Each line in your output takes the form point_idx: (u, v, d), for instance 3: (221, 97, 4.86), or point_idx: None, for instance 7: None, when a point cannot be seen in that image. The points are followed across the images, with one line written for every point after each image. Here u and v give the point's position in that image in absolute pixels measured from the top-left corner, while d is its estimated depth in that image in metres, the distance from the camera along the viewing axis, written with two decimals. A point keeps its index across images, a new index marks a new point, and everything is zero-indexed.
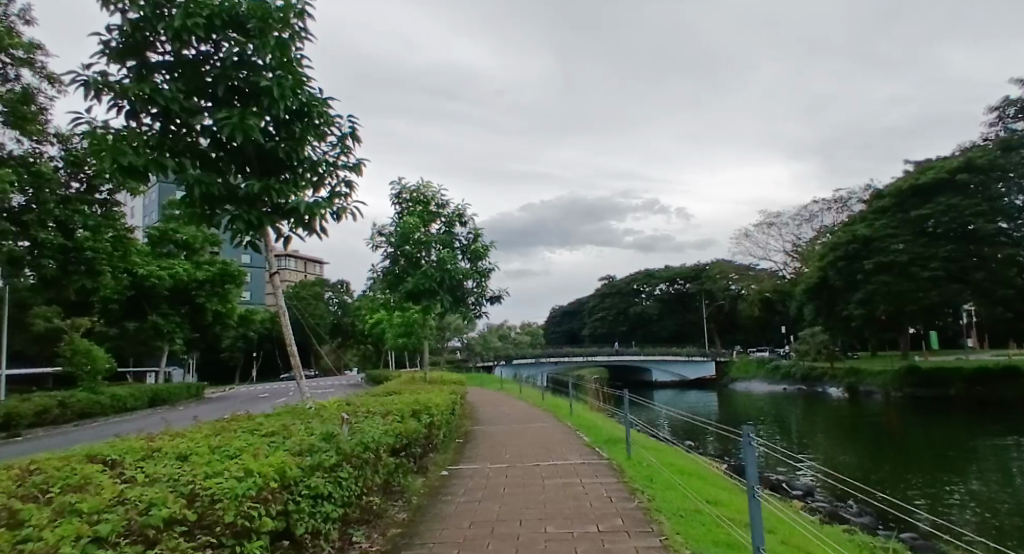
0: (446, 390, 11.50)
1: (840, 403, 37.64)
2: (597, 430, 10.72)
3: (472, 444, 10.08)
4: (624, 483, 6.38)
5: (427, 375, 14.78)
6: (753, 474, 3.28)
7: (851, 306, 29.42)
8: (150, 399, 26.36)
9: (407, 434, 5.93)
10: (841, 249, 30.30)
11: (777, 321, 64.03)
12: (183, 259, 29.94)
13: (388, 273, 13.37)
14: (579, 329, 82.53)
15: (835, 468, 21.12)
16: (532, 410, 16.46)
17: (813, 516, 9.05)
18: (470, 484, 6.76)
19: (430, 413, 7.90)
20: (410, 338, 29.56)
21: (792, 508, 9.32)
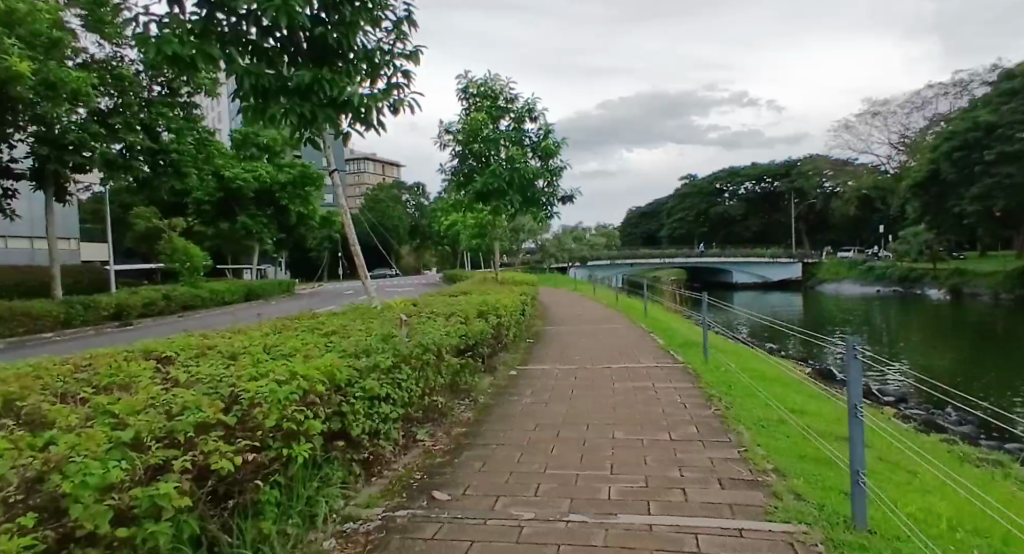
0: (517, 290, 11.35)
1: (940, 306, 35.18)
2: (672, 332, 10.35)
3: (542, 344, 10.00)
4: (699, 389, 6.04)
5: (498, 275, 14.71)
6: (856, 391, 2.80)
7: (964, 202, 26.68)
8: (245, 295, 28.22)
9: (471, 335, 5.78)
10: (958, 137, 27.11)
11: (874, 220, 59.64)
12: (266, 162, 30.84)
13: (456, 172, 12.97)
14: (657, 230, 80.49)
15: (930, 373, 19.95)
16: (604, 311, 16.26)
17: (906, 425, 8.45)
18: (538, 385, 6.64)
19: (497, 314, 7.74)
20: (485, 239, 29.70)
21: (882, 415, 8.72)
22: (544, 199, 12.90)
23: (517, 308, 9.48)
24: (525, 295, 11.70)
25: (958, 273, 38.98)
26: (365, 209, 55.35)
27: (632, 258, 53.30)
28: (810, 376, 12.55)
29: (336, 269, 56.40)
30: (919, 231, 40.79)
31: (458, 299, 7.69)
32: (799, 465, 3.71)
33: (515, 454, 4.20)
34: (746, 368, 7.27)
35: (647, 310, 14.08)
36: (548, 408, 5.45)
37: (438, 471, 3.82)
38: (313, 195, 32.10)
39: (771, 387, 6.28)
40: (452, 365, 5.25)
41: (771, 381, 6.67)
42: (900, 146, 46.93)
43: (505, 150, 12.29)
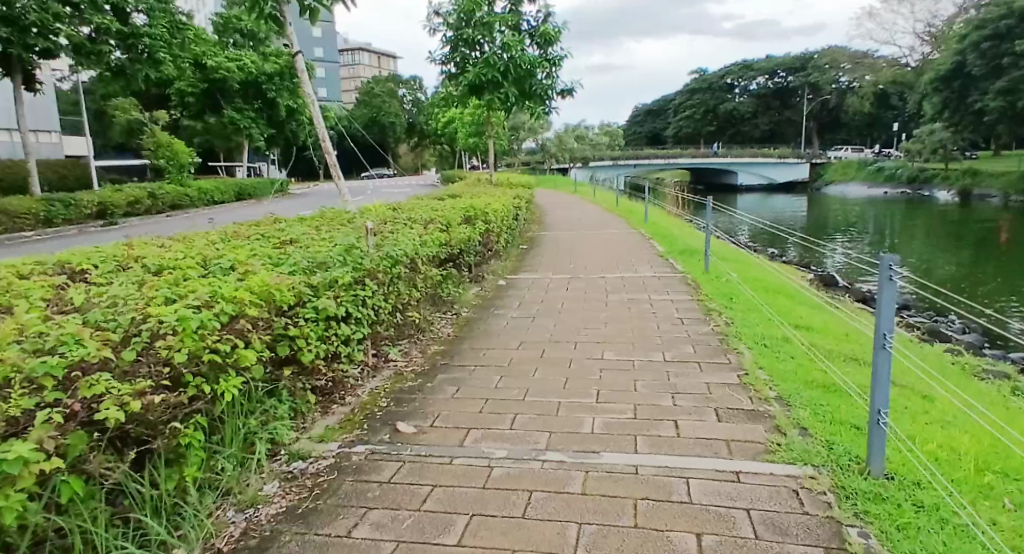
0: (511, 192, 10.78)
1: (947, 209, 34.49)
2: (672, 238, 9.90)
3: (536, 250, 9.59)
4: (697, 302, 5.67)
5: (493, 176, 14.04)
6: (889, 319, 2.34)
7: (987, 98, 25.35)
8: (236, 193, 27.54)
9: (453, 243, 5.32)
10: (990, 26, 25.30)
11: (888, 118, 57.48)
12: (250, 51, 29.07)
13: (447, 62, 11.90)
14: (662, 129, 78.01)
15: (931, 277, 19.74)
16: (604, 214, 15.71)
17: (908, 334, 8.19)
18: (526, 296, 6.29)
19: (485, 219, 7.25)
20: (482, 135, 28.54)
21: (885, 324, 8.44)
22: (542, 94, 11.94)
23: (510, 212, 8.97)
24: (520, 197, 11.14)
25: (970, 174, 37.91)
26: (360, 104, 53.20)
27: (636, 158, 51.83)
28: (813, 281, 12.25)
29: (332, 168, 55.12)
30: (935, 130, 39.27)
31: (444, 203, 7.17)
32: (804, 392, 3.33)
33: (494, 377, 3.84)
34: (748, 277, 6.88)
35: (647, 213, 13.57)
36: (535, 323, 5.10)
37: (406, 396, 3.48)
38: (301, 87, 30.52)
39: (775, 299, 5.89)
40: (431, 277, 4.84)
41: (774, 292, 6.30)
42: (924, 38, 44.22)
43: (500, 38, 11.21)
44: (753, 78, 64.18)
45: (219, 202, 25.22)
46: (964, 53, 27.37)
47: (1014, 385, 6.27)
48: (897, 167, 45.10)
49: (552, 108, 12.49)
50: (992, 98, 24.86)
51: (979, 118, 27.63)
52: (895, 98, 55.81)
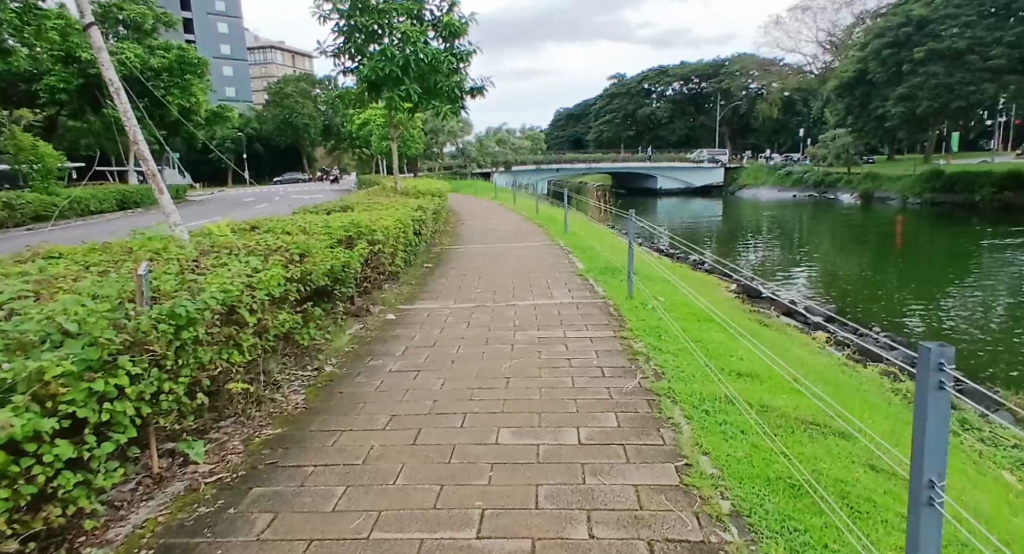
0: (414, 202, 9.52)
1: (851, 211, 36.10)
2: (591, 254, 8.97)
3: (440, 270, 8.40)
4: (621, 342, 4.66)
5: (400, 183, 12.69)
6: (935, 445, 1.45)
7: (888, 104, 26.44)
8: (120, 201, 24.83)
9: (306, 278, 4.06)
10: (890, 34, 26.42)
11: (794, 123, 60.35)
12: (134, 44, 26.33)
13: (340, 56, 10.59)
14: (584, 133, 78.78)
15: (842, 278, 20.16)
16: (522, 223, 14.71)
17: (838, 355, 7.60)
18: (416, 335, 5.10)
19: (370, 236, 6.00)
20: (397, 138, 26.99)
21: (812, 343, 7.86)
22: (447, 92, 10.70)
23: (409, 225, 7.76)
24: (425, 208, 9.91)
25: (871, 178, 39.88)
26: (270, 105, 50.19)
27: (559, 162, 51.67)
28: (738, 294, 11.76)
29: (241, 172, 51.76)
30: (838, 135, 41.09)
31: (316, 221, 5.85)
32: (770, 507, 2.34)
33: (337, 487, 2.64)
34: (676, 303, 5.98)
35: (566, 223, 12.67)
36: (416, 382, 3.93)
37: (180, 544, 2.24)
38: (194, 85, 27.95)
39: (708, 334, 4.98)
40: (270, 328, 3.58)
41: (705, 323, 5.40)
42: (826, 47, 46.29)
43: (397, 28, 10.07)
44: (669, 84, 65.47)
45: (92, 211, 22.54)
46: (866, 61, 28.50)
47: (960, 418, 5.67)
48: (804, 171, 46.98)
49: (462, 109, 11.41)
50: (893, 103, 25.98)
51: (880, 124, 28.84)
52: (800, 104, 58.45)
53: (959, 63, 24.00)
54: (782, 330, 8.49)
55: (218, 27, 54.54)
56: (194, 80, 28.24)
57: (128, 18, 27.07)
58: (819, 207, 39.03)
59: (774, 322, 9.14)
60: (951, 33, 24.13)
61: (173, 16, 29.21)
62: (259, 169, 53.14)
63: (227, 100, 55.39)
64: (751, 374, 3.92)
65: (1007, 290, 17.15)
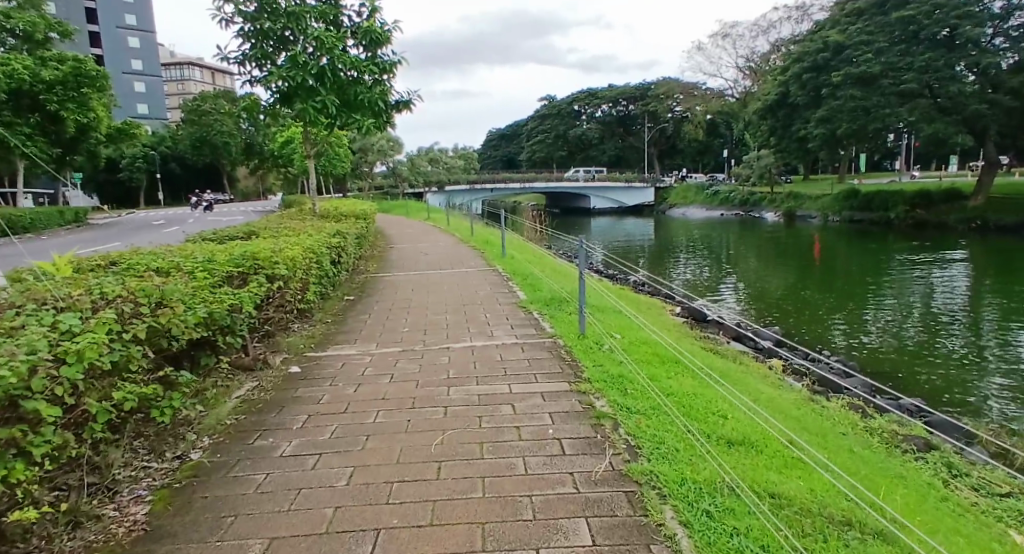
0: (333, 226, 8.44)
1: (776, 228, 37.32)
2: (534, 282, 8.11)
3: (363, 303, 7.32)
4: (579, 399, 3.78)
5: (319, 204, 11.52)
6: None
7: (810, 126, 27.54)
8: (4, 226, 22.23)
9: (161, 335, 2.99)
10: (810, 58, 27.62)
11: (717, 144, 62.64)
12: (22, 54, 23.94)
13: (244, 62, 9.45)
14: (516, 154, 79.04)
15: (774, 294, 20.37)
16: (456, 246, 13.78)
17: (799, 386, 7.13)
18: (324, 395, 4.05)
19: (269, 271, 4.92)
20: (322, 157, 25.63)
21: (770, 373, 7.35)
22: (368, 105, 9.85)
23: (324, 251, 6.69)
24: (347, 230, 8.82)
25: (792, 197, 41.50)
26: (186, 123, 47.36)
27: (492, 182, 51.28)
28: (684, 318, 11.23)
29: (154, 194, 48.48)
30: (761, 156, 42.55)
31: (199, 253, 4.72)
32: None
33: None
34: (634, 343, 5.19)
35: (503, 246, 11.82)
36: (314, 472, 2.91)
37: None
38: (93, 99, 25.70)
39: (680, 382, 4.20)
40: (93, 418, 2.50)
41: (672, 366, 4.63)
42: (746, 72, 48.09)
43: (311, 34, 9.10)
44: (598, 106, 66.45)
45: None
46: (787, 84, 29.58)
47: (945, 461, 5.14)
48: (729, 191, 48.44)
49: (388, 123, 10.51)
50: (814, 125, 27.10)
51: (802, 145, 29.97)
52: (723, 127, 60.59)
53: (874, 87, 25.17)
54: (738, 360, 7.88)
55: (129, 41, 51.20)
56: (93, 94, 25.88)
57: (16, 25, 24.67)
58: (745, 225, 40.23)
59: (728, 351, 8.57)
60: (866, 58, 25.27)
61: (70, 25, 26.87)
62: (174, 190, 49.95)
63: (139, 118, 51.96)
64: (746, 442, 3.14)
65: (928, 303, 17.74)
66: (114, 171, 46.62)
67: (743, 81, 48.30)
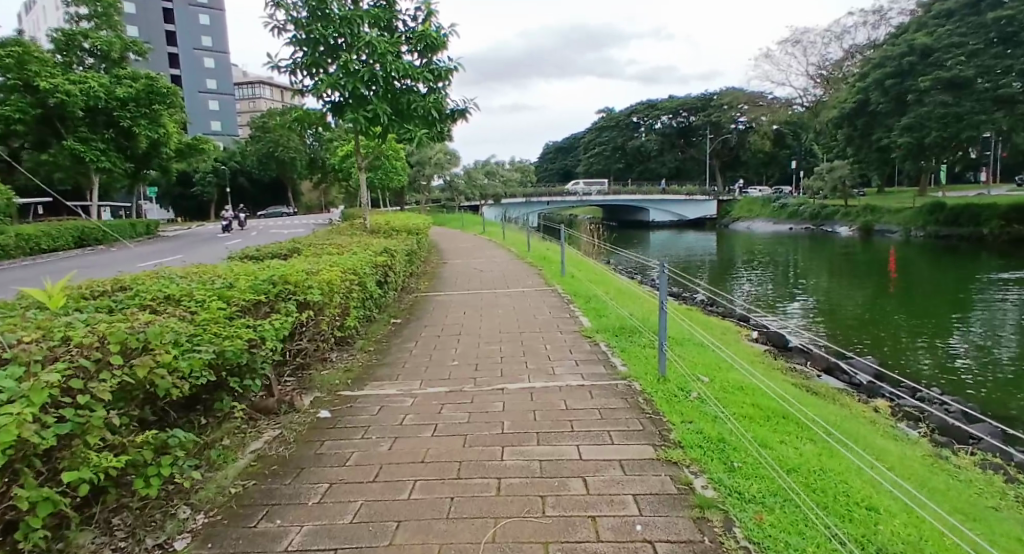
0: (381, 243, 7.86)
1: (851, 244, 35.04)
2: (598, 307, 7.25)
3: (409, 328, 6.64)
4: (670, 474, 2.93)
5: (369, 218, 11.04)
6: None
7: (893, 135, 25.60)
8: (78, 237, 23.14)
9: (136, 392, 2.41)
10: (893, 63, 25.74)
11: (784, 155, 60.05)
12: (98, 73, 25.04)
13: (295, 70, 9.06)
14: (573, 167, 78.29)
15: (853, 314, 18.78)
16: (512, 262, 13.06)
17: (914, 435, 6.05)
18: (353, 452, 3.33)
19: (299, 298, 4.31)
20: (378, 170, 25.57)
21: (877, 419, 6.31)
22: (422, 115, 9.29)
23: (368, 271, 6.09)
24: (396, 247, 8.23)
25: (869, 210, 38.92)
26: (253, 139, 48.93)
27: (549, 195, 50.67)
28: (764, 346, 10.09)
29: (223, 207, 50.30)
30: (834, 167, 40.13)
31: (223, 278, 4.13)
32: None
33: None
34: (727, 389, 4.30)
35: (562, 263, 11.00)
36: None
37: None
38: (164, 116, 26.61)
39: (799, 450, 3.32)
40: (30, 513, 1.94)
41: (780, 423, 3.73)
42: (816, 80, 45.67)
43: (363, 39, 8.63)
44: (658, 117, 64.89)
45: (44, 249, 20.94)
46: (867, 91, 27.64)
47: None
48: (799, 204, 46.02)
49: (443, 134, 9.92)
50: (898, 134, 25.14)
51: (882, 155, 27.93)
52: (791, 137, 57.89)
53: (967, 92, 23.11)
54: (837, 401, 6.77)
55: (204, 62, 53.43)
56: (163, 111, 26.74)
57: (94, 45, 25.83)
58: (816, 240, 38.03)
59: (822, 388, 7.49)
60: (957, 61, 23.20)
61: (145, 45, 27.90)
62: (242, 203, 51.67)
63: (212, 135, 54.14)
64: None
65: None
66: (186, 185, 48.64)
67: (813, 90, 45.94)
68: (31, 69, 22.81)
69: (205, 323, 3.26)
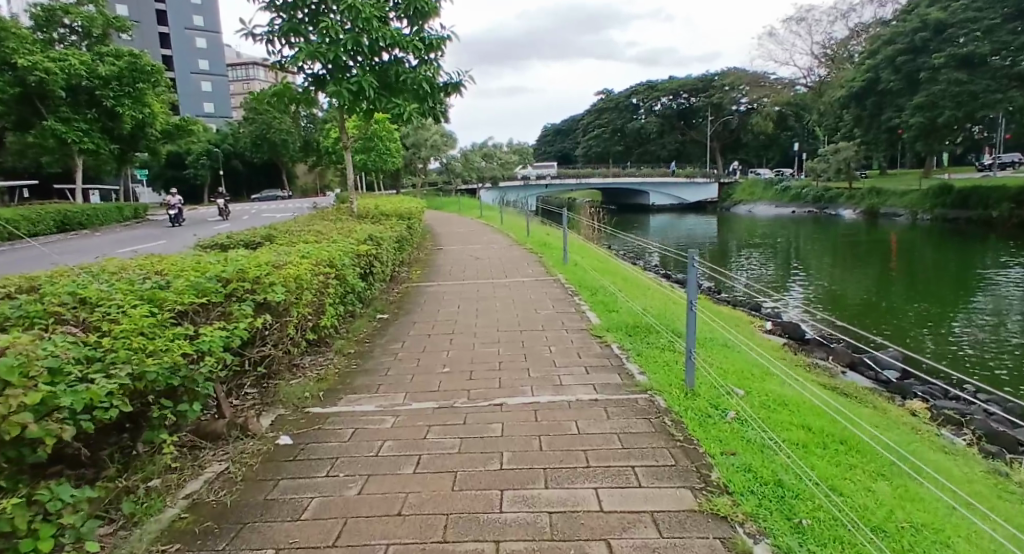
0: (366, 228, 7.13)
1: (857, 227, 34.37)
2: (607, 301, 6.52)
3: (396, 326, 5.91)
4: (719, 535, 2.29)
5: (357, 202, 10.28)
6: None
7: (904, 115, 24.84)
8: (61, 223, 22.35)
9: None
10: (905, 39, 24.89)
11: (786, 137, 59.21)
12: (79, 50, 24.03)
13: (273, 39, 8.26)
14: (572, 149, 77.13)
15: (862, 300, 18.16)
16: (511, 249, 12.31)
17: (959, 443, 5.44)
18: (313, 500, 2.66)
19: (258, 299, 3.61)
20: (372, 152, 24.76)
21: (916, 423, 5.70)
22: (413, 88, 8.51)
23: (348, 261, 5.37)
24: (384, 233, 7.49)
25: (874, 193, 38.18)
26: (247, 121, 47.85)
27: (548, 178, 49.78)
28: (781, 339, 9.41)
29: (217, 190, 49.33)
30: (838, 149, 39.29)
31: (162, 274, 3.43)
32: None
33: None
34: (769, 405, 3.60)
35: (564, 251, 10.28)
36: None
37: None
38: (148, 95, 25.61)
39: (871, 492, 2.67)
40: None
41: (842, 452, 3.05)
42: (821, 59, 44.66)
43: (344, 1, 7.80)
44: (658, 99, 63.72)
45: (24, 235, 20.15)
46: (877, 69, 26.77)
47: None
48: (801, 187, 45.24)
49: (435, 108, 9.14)
50: (909, 114, 24.40)
51: (892, 136, 27.17)
52: (793, 119, 56.95)
53: (982, 70, 22.39)
54: (870, 404, 6.11)
55: (196, 42, 51.96)
56: (148, 90, 25.75)
57: (75, 21, 24.80)
58: (820, 223, 37.37)
59: (851, 386, 6.86)
60: (973, 37, 22.38)
61: (129, 22, 26.82)
62: (235, 187, 50.70)
63: (204, 117, 52.96)
64: None
65: None
66: (178, 168, 47.68)
67: (818, 69, 44.95)
68: (7, 45, 21.81)
69: (125, 340, 2.62)
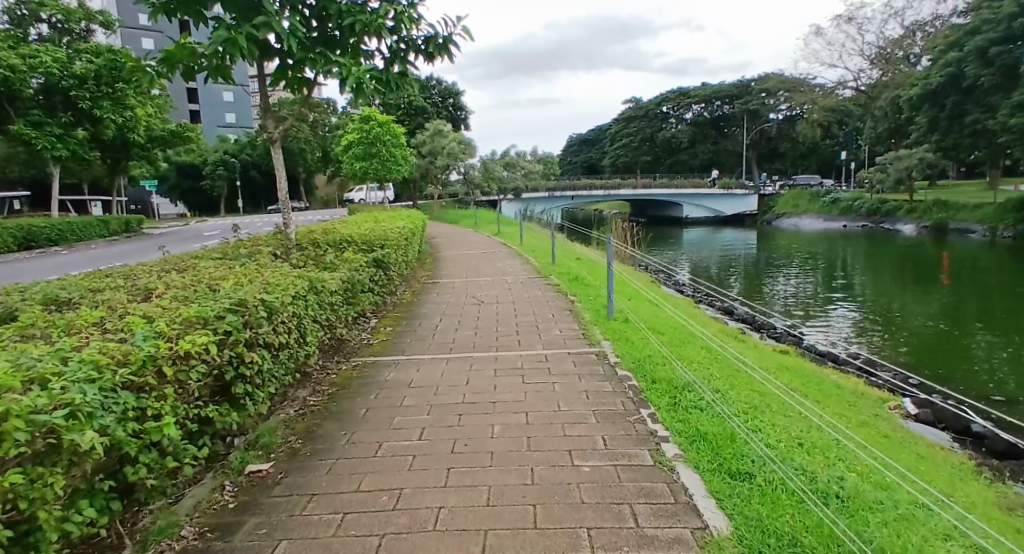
0: (254, 277, 3.93)
1: (925, 244, 30.41)
2: (718, 441, 3.19)
3: (265, 515, 2.67)
4: None
5: (303, 226, 7.14)
6: None
7: (998, 116, 21.11)
8: (25, 238, 19.86)
9: None
10: (998, 27, 21.14)
11: (830, 145, 55.20)
12: (55, 47, 21.72)
13: None
14: (599, 160, 73.68)
15: (975, 329, 14.56)
16: (530, 285, 8.99)
17: None
18: None
19: None
20: (377, 161, 21.79)
21: None
22: (374, 41, 5.44)
23: (113, 398, 2.19)
24: (308, 283, 4.30)
25: (940, 206, 34.23)
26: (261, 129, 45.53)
27: (575, 189, 46.54)
28: (960, 447, 5.99)
29: (233, 202, 47.09)
30: (898, 157, 35.22)
31: None
32: None
33: None
34: None
35: (608, 294, 6.92)
36: None
37: None
38: (129, 96, 23.18)
39: None
40: None
41: None
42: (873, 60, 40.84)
43: None
44: (689, 106, 60.06)
45: None
46: (961, 62, 23.02)
47: None
48: (853, 198, 41.21)
49: (413, 81, 5.94)
50: (1006, 114, 20.68)
51: (977, 141, 23.39)
52: (837, 126, 52.68)
53: None
54: None
55: None
56: (130, 93, 23.30)
57: (52, 15, 22.56)
58: (878, 238, 33.50)
59: None
60: None
61: (114, 17, 24.39)
62: (251, 198, 48.42)
63: (223, 128, 51.01)
64: None
65: None
66: (192, 179, 45.59)
67: (870, 72, 41.12)
68: None
69: None
